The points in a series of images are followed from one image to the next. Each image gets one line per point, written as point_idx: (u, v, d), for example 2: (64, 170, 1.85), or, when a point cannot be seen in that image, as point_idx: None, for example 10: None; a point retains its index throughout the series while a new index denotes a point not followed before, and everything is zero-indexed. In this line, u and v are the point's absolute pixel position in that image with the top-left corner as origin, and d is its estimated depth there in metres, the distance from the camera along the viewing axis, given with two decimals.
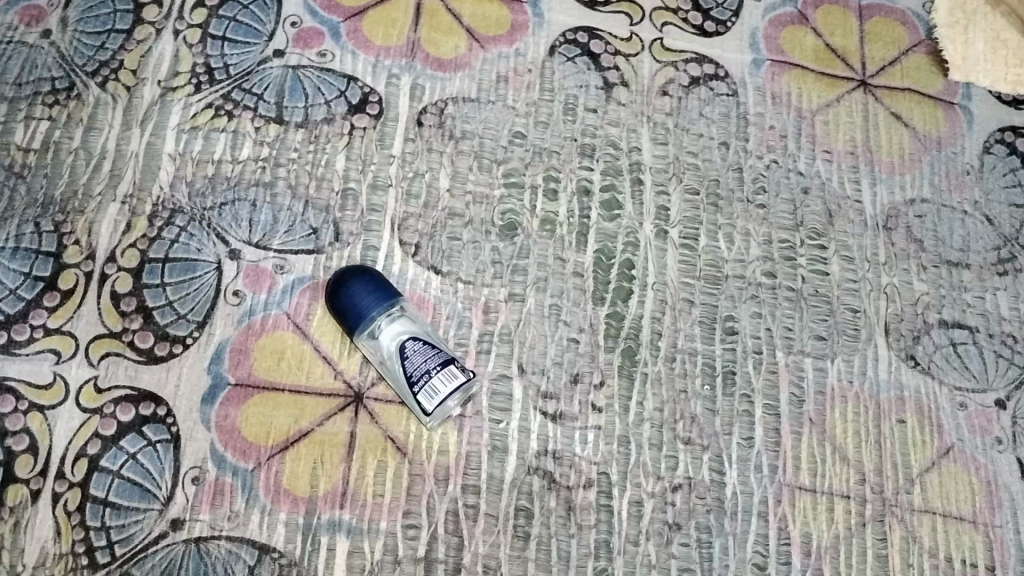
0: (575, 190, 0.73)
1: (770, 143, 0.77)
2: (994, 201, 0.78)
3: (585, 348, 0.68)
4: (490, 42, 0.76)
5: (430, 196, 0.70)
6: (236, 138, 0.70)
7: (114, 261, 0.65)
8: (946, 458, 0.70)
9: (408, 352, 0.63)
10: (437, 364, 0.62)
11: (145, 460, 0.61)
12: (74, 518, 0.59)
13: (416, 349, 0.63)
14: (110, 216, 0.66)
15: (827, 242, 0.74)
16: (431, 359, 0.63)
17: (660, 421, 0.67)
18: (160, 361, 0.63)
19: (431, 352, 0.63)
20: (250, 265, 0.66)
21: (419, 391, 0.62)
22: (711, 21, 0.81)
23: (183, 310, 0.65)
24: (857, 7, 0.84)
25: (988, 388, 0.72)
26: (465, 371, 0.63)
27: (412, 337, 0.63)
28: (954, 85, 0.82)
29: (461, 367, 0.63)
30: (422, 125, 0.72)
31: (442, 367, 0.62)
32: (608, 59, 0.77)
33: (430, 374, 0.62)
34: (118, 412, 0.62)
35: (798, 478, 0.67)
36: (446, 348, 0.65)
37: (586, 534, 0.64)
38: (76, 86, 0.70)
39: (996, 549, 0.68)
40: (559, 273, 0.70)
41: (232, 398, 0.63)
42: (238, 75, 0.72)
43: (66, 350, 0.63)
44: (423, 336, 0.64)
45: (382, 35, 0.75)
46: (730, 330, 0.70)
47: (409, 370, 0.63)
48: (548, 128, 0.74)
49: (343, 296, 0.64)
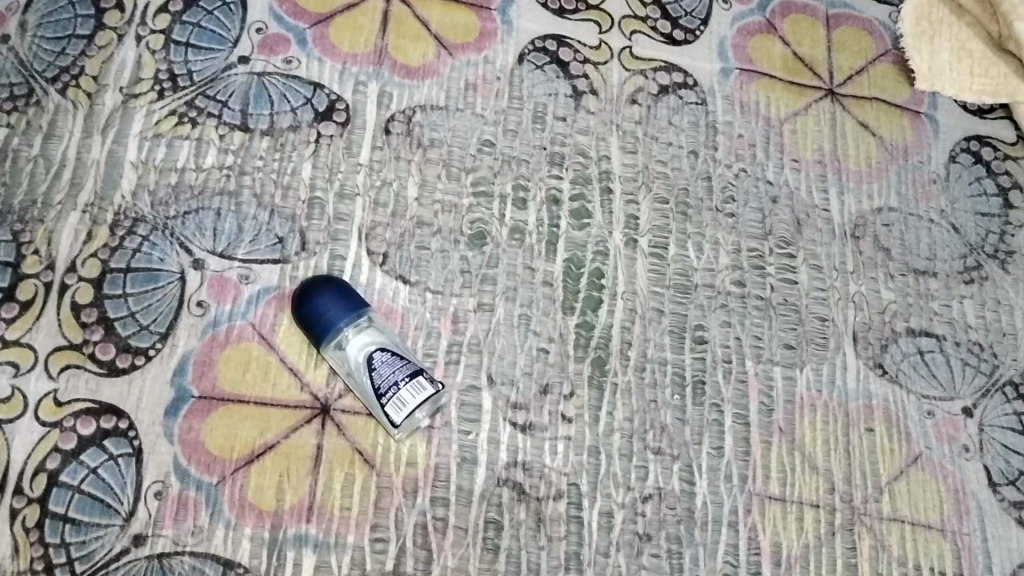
0: (544, 199, 0.72)
1: (739, 151, 0.77)
2: (960, 210, 0.79)
3: (554, 358, 0.68)
4: (459, 49, 0.75)
5: (398, 205, 0.69)
6: (201, 146, 0.69)
7: (74, 271, 0.64)
8: (915, 465, 0.70)
9: (376, 364, 0.62)
10: (405, 376, 0.62)
11: (106, 474, 0.60)
12: (33, 535, 0.58)
13: (384, 360, 0.62)
14: (70, 226, 0.65)
15: (795, 251, 0.74)
16: (398, 370, 0.62)
17: (630, 431, 0.67)
18: (122, 373, 0.62)
19: (399, 363, 0.62)
20: (214, 275, 0.65)
21: (387, 402, 0.61)
22: (680, 29, 0.81)
23: (146, 321, 0.64)
24: (825, 16, 0.84)
25: (955, 396, 0.72)
26: (434, 383, 0.63)
27: (380, 349, 0.63)
28: (920, 94, 0.82)
29: (430, 379, 0.63)
30: (389, 133, 0.71)
31: (409, 379, 0.62)
32: (578, 68, 0.77)
33: (397, 385, 0.62)
34: (79, 425, 0.61)
35: (768, 488, 0.67)
36: (416, 360, 0.64)
37: (557, 545, 0.63)
38: (35, 92, 0.68)
39: (964, 556, 0.68)
40: (529, 282, 0.69)
41: (196, 411, 0.62)
42: (202, 81, 0.71)
43: (25, 362, 0.61)
44: (391, 347, 0.63)
45: (349, 42, 0.74)
46: (699, 339, 0.70)
47: (377, 381, 0.62)
48: (517, 136, 0.73)
49: (309, 305, 0.63)
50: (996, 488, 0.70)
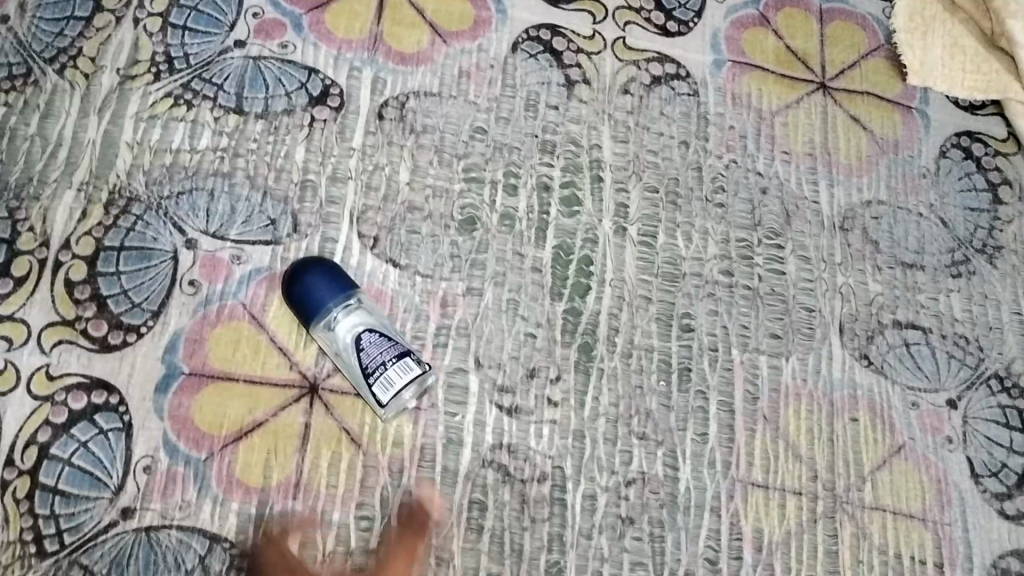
0: (535, 186, 0.73)
1: (730, 143, 0.77)
2: (949, 204, 0.79)
3: (541, 343, 0.68)
4: (453, 37, 0.76)
5: (389, 189, 0.70)
6: (195, 128, 0.69)
7: (68, 249, 0.65)
8: (898, 456, 0.70)
9: (364, 344, 0.63)
10: (392, 357, 0.63)
11: (96, 448, 0.61)
12: (23, 506, 0.59)
13: (371, 341, 0.63)
14: (65, 204, 0.66)
15: (784, 242, 0.75)
16: (386, 351, 0.63)
17: (615, 417, 0.67)
18: (114, 350, 0.63)
19: (387, 344, 0.63)
20: (206, 255, 0.66)
21: (374, 382, 0.62)
22: (674, 21, 0.81)
23: (138, 299, 0.64)
24: (818, 11, 0.84)
25: (940, 388, 0.73)
26: (423, 364, 0.64)
27: (369, 329, 0.63)
28: (911, 90, 0.83)
29: (418, 360, 0.64)
30: (382, 118, 0.72)
31: (397, 359, 0.63)
32: (571, 57, 0.78)
33: (384, 365, 0.62)
34: (70, 400, 0.61)
35: (751, 475, 0.68)
36: (404, 341, 0.65)
37: (540, 527, 0.64)
38: (33, 72, 0.69)
39: (946, 546, 0.69)
40: (518, 268, 0.70)
41: (186, 388, 0.63)
42: (198, 64, 0.72)
43: (18, 336, 0.62)
44: (379, 328, 0.64)
45: (345, 27, 0.75)
46: (686, 327, 0.71)
47: (364, 362, 0.63)
48: (509, 124, 0.74)
49: (299, 287, 0.64)
50: (978, 479, 0.71)
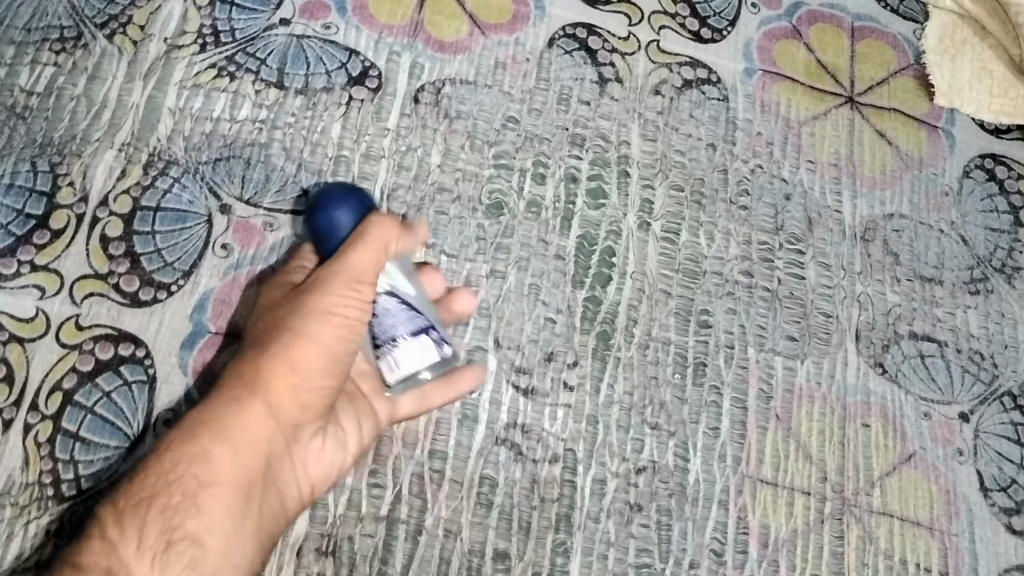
0: (563, 176, 0.74)
1: (757, 148, 0.79)
2: (970, 223, 0.80)
3: (561, 328, 0.69)
4: (491, 29, 0.78)
5: (420, 169, 0.72)
6: (236, 99, 0.71)
7: (106, 206, 0.66)
8: (907, 464, 0.71)
9: (380, 310, 0.60)
10: (407, 333, 0.60)
11: (119, 398, 0.62)
12: (44, 450, 0.60)
13: (391, 309, 0.60)
14: (105, 163, 0.68)
15: (805, 248, 0.76)
16: (403, 324, 0.60)
17: (630, 405, 0.68)
18: (144, 305, 0.64)
19: (406, 316, 0.60)
20: (240, 220, 0.68)
21: (382, 357, 0.61)
22: (708, 28, 0.83)
23: (172, 258, 0.66)
24: (850, 28, 0.86)
25: (953, 401, 0.73)
26: (441, 347, 0.62)
27: (391, 294, 0.60)
28: (938, 110, 0.84)
29: (437, 342, 0.62)
30: (418, 102, 0.74)
31: (411, 338, 0.60)
32: (605, 56, 0.79)
33: (396, 342, 0.60)
34: (98, 350, 0.63)
35: (760, 471, 0.68)
36: (431, 311, 0.63)
37: (549, 507, 0.65)
38: (84, 37, 0.71)
39: (951, 556, 0.69)
40: (542, 254, 0.71)
41: (210, 345, 0.64)
42: (244, 39, 0.74)
43: (51, 286, 0.64)
44: (401, 293, 0.61)
45: (387, 13, 0.77)
46: (704, 323, 0.72)
47: (376, 330, 0.60)
48: (541, 116, 0.76)
49: (324, 218, 0.59)
50: (987, 493, 0.71)
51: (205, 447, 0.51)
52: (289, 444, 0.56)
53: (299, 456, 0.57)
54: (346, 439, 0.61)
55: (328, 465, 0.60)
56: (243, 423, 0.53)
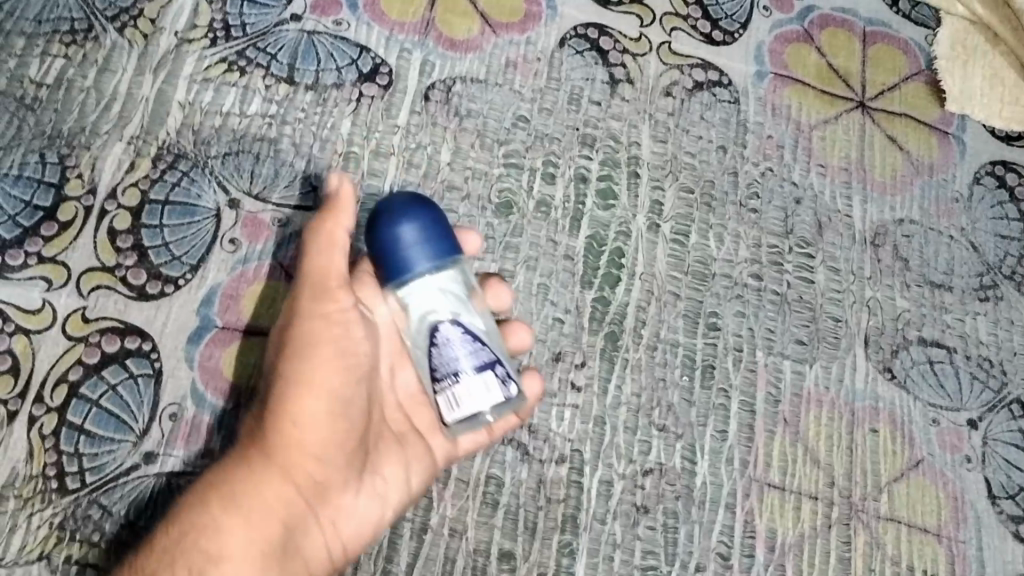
0: (572, 176, 0.74)
1: (767, 151, 0.78)
2: (980, 229, 0.80)
3: (569, 329, 0.69)
4: (503, 28, 0.78)
5: (430, 167, 0.71)
6: (246, 93, 0.71)
7: (115, 199, 0.66)
8: (915, 470, 0.70)
9: (440, 340, 0.54)
10: (469, 367, 0.53)
11: (125, 392, 0.61)
12: (48, 442, 0.59)
13: (453, 340, 0.54)
14: (114, 155, 0.67)
15: (814, 252, 0.76)
16: (465, 357, 0.54)
17: (637, 407, 0.68)
18: (151, 299, 0.64)
19: (469, 348, 0.54)
20: (248, 215, 0.67)
21: (441, 393, 0.54)
22: (719, 30, 0.83)
23: (179, 252, 0.66)
24: (862, 33, 0.86)
25: (962, 408, 0.73)
26: (506, 386, 0.54)
27: (455, 323, 0.55)
28: (949, 116, 0.84)
29: (502, 379, 0.54)
30: (428, 100, 0.74)
31: (473, 372, 0.53)
32: (616, 56, 0.79)
33: (456, 376, 0.53)
34: (104, 342, 0.62)
35: (768, 475, 0.68)
36: (501, 352, 0.56)
37: (555, 507, 0.64)
38: (94, 29, 0.71)
39: (958, 563, 0.68)
40: (550, 254, 0.71)
41: (218, 340, 0.64)
42: (254, 34, 0.73)
43: (58, 278, 0.63)
44: (468, 324, 0.55)
45: (398, 11, 0.76)
46: (712, 326, 0.71)
47: (436, 362, 0.54)
48: (552, 115, 0.76)
49: (388, 233, 0.54)
50: (995, 500, 0.71)
51: (216, 515, 0.49)
52: (313, 503, 0.53)
53: (330, 513, 0.54)
54: (386, 491, 0.58)
55: (366, 520, 0.57)
56: (253, 483, 0.50)
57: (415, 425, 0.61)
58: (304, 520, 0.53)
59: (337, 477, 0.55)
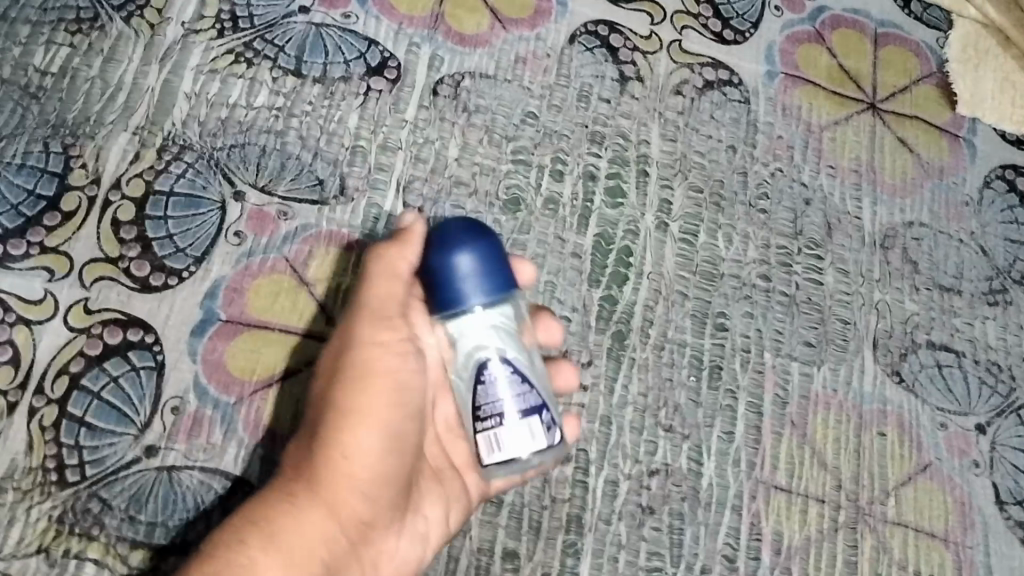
0: (581, 174, 0.73)
1: (777, 152, 0.78)
2: (990, 234, 0.79)
3: (575, 327, 0.68)
4: (512, 24, 0.77)
5: (437, 162, 0.71)
6: (253, 85, 0.70)
7: (119, 189, 0.65)
8: (923, 474, 0.70)
9: (487, 379, 0.52)
10: (514, 413, 0.52)
11: (126, 385, 0.61)
12: (48, 434, 0.59)
13: (501, 381, 0.52)
14: (119, 146, 0.67)
15: (823, 253, 0.75)
16: (512, 401, 0.52)
17: (644, 407, 0.67)
18: (154, 291, 0.63)
19: (517, 392, 0.52)
20: (254, 208, 0.67)
21: (481, 435, 0.52)
22: (730, 30, 0.82)
23: (184, 244, 0.65)
24: (873, 34, 0.85)
25: (970, 412, 0.72)
26: (550, 433, 0.52)
27: (506, 361, 0.53)
28: (960, 118, 0.83)
29: (547, 426, 0.52)
30: (436, 94, 0.73)
31: (519, 419, 0.52)
32: (626, 54, 0.79)
33: (499, 422, 0.52)
34: (106, 334, 0.62)
35: (774, 478, 0.67)
36: (546, 389, 0.54)
37: (560, 507, 0.63)
38: (101, 19, 0.70)
39: (965, 568, 0.68)
40: (558, 252, 0.70)
41: (221, 334, 0.63)
42: (262, 26, 0.73)
43: (60, 269, 0.63)
44: (517, 363, 0.53)
45: (407, 4, 0.76)
46: (720, 326, 0.71)
47: (480, 400, 0.52)
48: (560, 112, 0.75)
49: (445, 262, 0.52)
50: (1003, 506, 0.70)
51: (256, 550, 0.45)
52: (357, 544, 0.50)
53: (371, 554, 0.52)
54: (426, 530, 0.56)
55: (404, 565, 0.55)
56: (301, 519, 0.47)
57: (453, 460, 0.59)
58: (346, 561, 0.50)
59: (381, 518, 0.52)
